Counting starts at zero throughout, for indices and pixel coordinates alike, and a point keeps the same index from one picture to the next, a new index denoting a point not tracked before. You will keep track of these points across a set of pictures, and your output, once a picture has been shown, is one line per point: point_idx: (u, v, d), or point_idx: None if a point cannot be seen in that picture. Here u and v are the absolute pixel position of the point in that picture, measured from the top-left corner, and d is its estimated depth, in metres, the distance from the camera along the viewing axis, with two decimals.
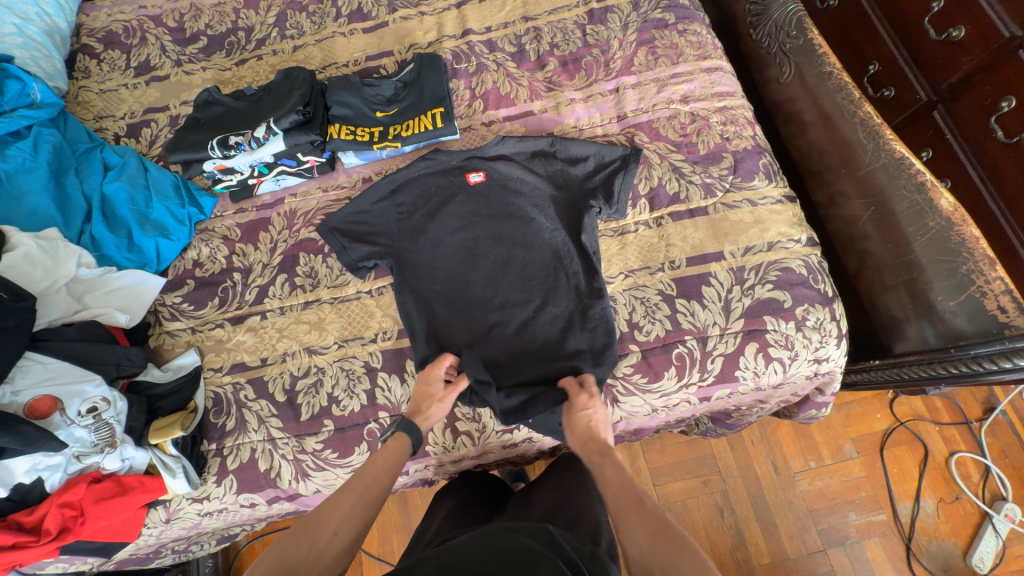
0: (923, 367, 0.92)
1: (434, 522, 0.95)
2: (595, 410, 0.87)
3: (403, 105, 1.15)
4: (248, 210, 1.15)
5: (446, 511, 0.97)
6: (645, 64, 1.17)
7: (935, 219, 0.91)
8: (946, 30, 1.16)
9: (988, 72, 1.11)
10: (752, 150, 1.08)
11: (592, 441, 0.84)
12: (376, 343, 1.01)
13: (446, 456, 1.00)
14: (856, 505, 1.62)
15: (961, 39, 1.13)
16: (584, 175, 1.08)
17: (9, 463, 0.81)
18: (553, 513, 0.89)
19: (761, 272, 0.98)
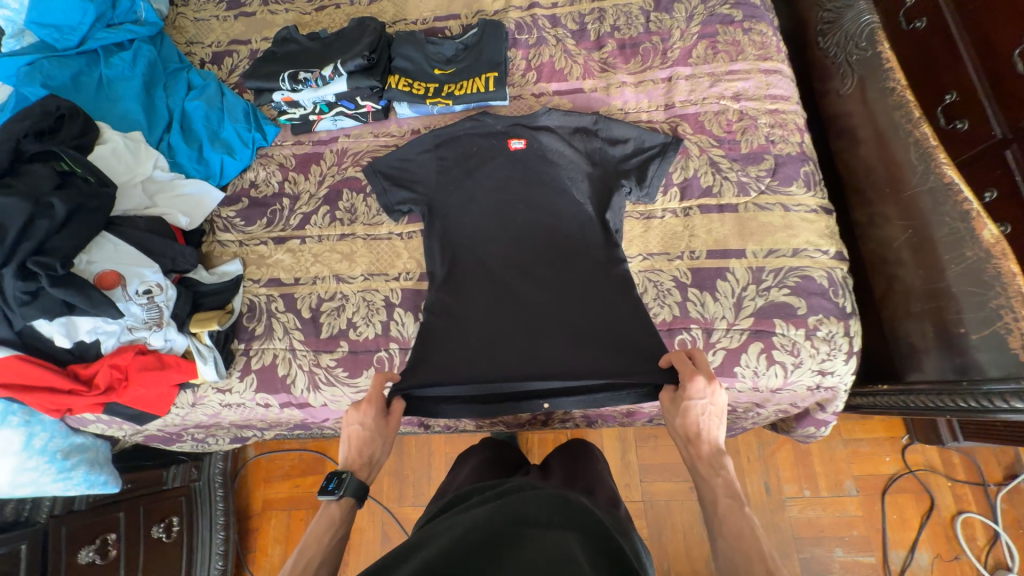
0: (931, 397, 0.91)
1: (463, 471, 1.07)
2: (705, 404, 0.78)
3: (460, 66, 1.21)
4: (305, 143, 1.24)
5: (474, 464, 1.08)
6: (702, 58, 1.17)
7: (973, 249, 0.87)
8: None
9: None
10: (796, 157, 1.07)
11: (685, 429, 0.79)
12: (398, 281, 1.09)
13: None
14: (845, 542, 1.59)
15: None
16: (620, 156, 1.10)
17: (77, 320, 0.93)
18: (574, 479, 0.98)
19: (780, 275, 0.98)
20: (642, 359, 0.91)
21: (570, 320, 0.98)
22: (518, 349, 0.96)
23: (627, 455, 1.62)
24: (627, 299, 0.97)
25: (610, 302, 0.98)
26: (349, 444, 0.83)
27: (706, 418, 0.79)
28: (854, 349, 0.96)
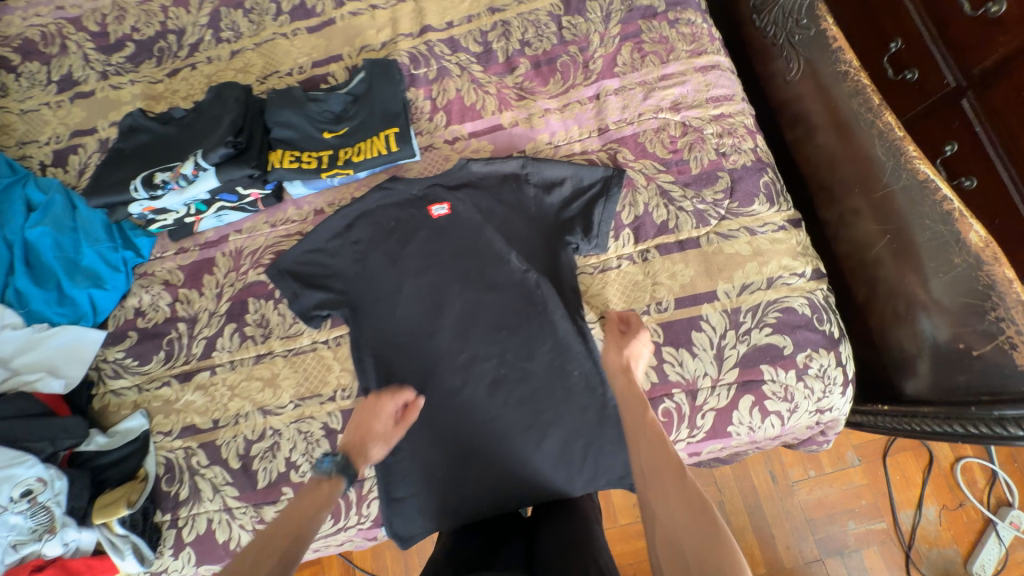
0: (935, 421, 0.81)
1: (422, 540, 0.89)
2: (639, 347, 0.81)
3: (353, 123, 1.01)
4: (190, 249, 1.03)
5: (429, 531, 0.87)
6: (630, 64, 1.02)
7: (961, 255, 0.78)
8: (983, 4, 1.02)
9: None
10: (752, 167, 0.94)
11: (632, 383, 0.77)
12: (335, 401, 0.92)
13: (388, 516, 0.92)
14: (856, 513, 1.58)
15: (1001, 16, 1.00)
16: (561, 206, 0.96)
17: None
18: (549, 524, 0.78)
19: (758, 314, 0.87)
20: (606, 458, 0.86)
21: (530, 423, 0.88)
22: (481, 465, 0.87)
23: None
24: (594, 387, 0.88)
25: (568, 393, 0.88)
26: (354, 429, 0.83)
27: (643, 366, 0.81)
28: (849, 377, 0.87)
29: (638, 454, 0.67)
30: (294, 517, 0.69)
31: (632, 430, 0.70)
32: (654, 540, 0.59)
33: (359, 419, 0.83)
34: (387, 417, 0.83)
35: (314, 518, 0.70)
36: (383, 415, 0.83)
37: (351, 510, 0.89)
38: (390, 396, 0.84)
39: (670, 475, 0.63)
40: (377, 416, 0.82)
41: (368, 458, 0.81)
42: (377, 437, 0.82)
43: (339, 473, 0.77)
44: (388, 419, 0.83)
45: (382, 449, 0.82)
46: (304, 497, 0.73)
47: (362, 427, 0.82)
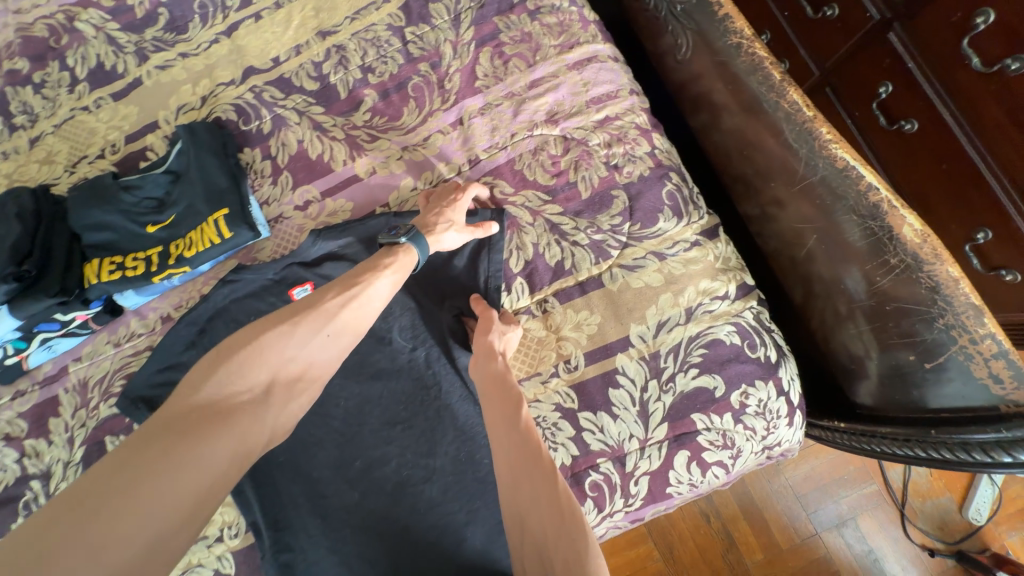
0: (894, 444, 0.71)
1: None
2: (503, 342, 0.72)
3: (178, 209, 0.84)
4: (28, 390, 0.87)
5: None
6: (492, 75, 0.85)
7: (896, 255, 0.66)
8: None
9: None
10: (652, 177, 0.80)
11: (492, 384, 0.68)
12: (224, 542, 0.79)
13: None
14: (846, 480, 1.47)
15: None
16: (443, 265, 0.82)
17: None
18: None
19: (680, 355, 0.74)
20: None
21: (445, 529, 0.75)
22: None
23: None
24: None
25: (484, 485, 0.76)
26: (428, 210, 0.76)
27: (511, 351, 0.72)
28: (794, 404, 0.76)
29: (501, 453, 0.62)
30: (355, 274, 0.66)
31: (495, 428, 0.65)
32: (521, 547, 0.56)
33: (434, 207, 0.77)
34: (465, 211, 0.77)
35: (388, 278, 0.67)
36: (461, 206, 0.76)
37: None
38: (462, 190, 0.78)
39: (530, 479, 0.58)
40: (453, 212, 0.76)
41: (438, 239, 0.73)
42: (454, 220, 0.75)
43: (413, 242, 0.70)
44: (461, 221, 0.76)
45: (456, 237, 0.75)
46: (369, 262, 0.68)
47: (444, 208, 0.75)
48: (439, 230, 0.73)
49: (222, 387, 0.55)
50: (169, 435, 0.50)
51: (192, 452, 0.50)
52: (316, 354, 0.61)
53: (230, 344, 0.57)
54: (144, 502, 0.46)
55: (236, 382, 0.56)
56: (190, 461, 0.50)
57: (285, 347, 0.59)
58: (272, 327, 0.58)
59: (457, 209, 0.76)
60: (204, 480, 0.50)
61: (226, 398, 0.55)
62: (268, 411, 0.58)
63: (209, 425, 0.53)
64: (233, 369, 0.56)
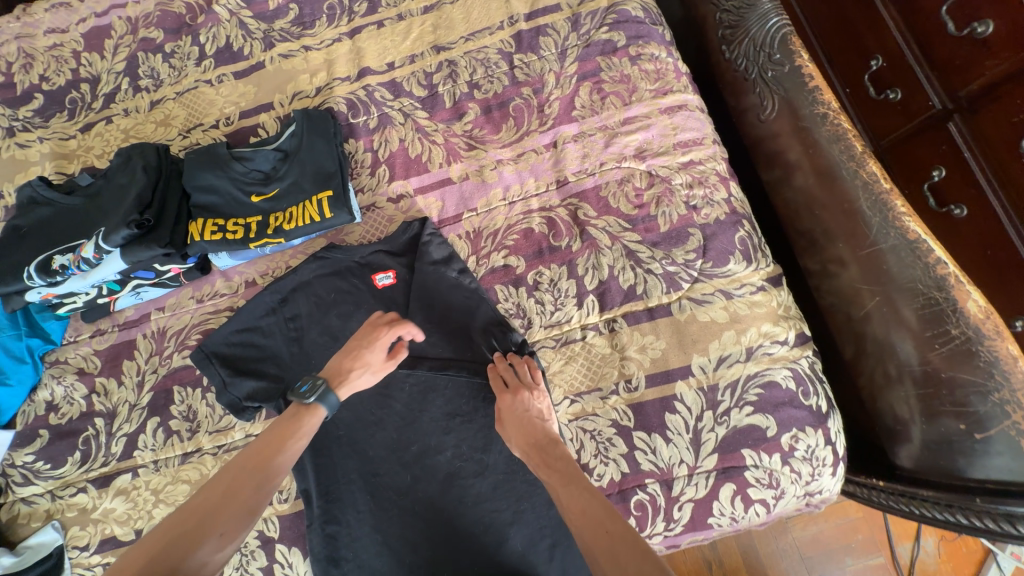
0: (935, 508, 0.74)
1: None
2: (524, 403, 0.73)
3: (283, 184, 0.90)
4: (108, 330, 0.92)
5: None
6: (589, 107, 0.92)
7: (958, 325, 0.71)
8: (967, 22, 0.93)
9: (1018, 81, 0.88)
10: (727, 221, 0.85)
11: (534, 439, 0.70)
12: (271, 505, 0.82)
13: None
14: (853, 550, 1.47)
15: (988, 37, 0.91)
16: (517, 272, 0.87)
17: None
18: None
19: (738, 391, 0.78)
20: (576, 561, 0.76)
21: (490, 524, 0.77)
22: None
23: None
24: None
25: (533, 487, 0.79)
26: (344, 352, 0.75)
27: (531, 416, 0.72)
28: (838, 455, 0.79)
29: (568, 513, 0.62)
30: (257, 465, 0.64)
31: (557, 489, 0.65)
32: None
33: (349, 349, 0.74)
34: (381, 349, 0.76)
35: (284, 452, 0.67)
36: (378, 345, 0.75)
37: None
38: (389, 326, 0.77)
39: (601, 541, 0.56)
40: (368, 354, 0.74)
41: (352, 386, 0.74)
42: (368, 360, 0.74)
43: (319, 399, 0.70)
44: (379, 360, 0.76)
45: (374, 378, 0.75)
46: (271, 434, 0.68)
47: (353, 354, 0.74)
48: (347, 377, 0.73)
49: None
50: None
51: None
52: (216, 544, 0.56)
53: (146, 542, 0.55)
54: None
55: None
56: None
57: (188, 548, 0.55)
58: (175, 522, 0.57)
59: (375, 350, 0.75)
60: None
61: None
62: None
63: None
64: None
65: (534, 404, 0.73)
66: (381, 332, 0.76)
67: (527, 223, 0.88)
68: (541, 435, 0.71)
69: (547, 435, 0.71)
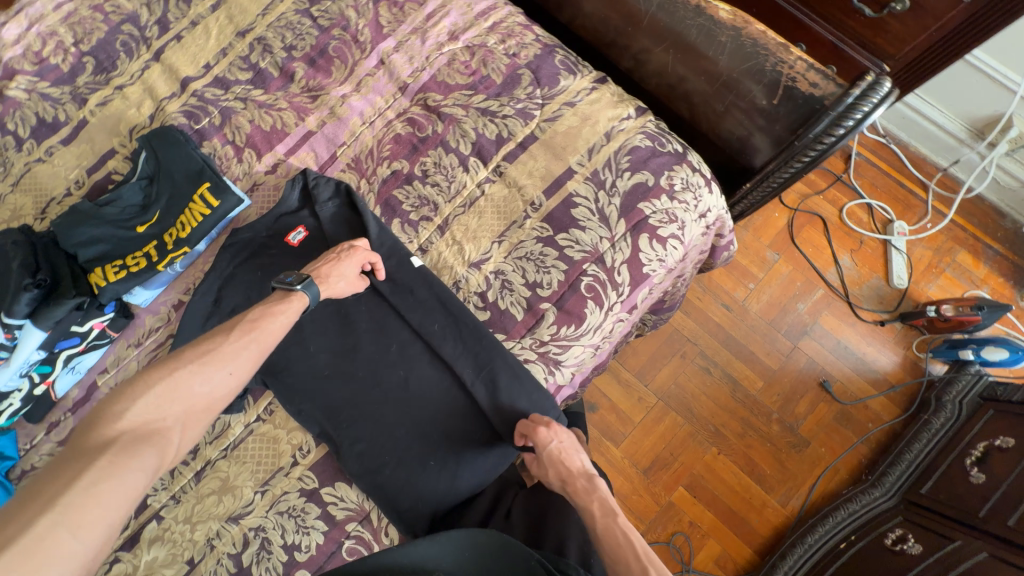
0: (783, 169, 0.93)
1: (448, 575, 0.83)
2: (559, 439, 0.81)
3: (161, 202, 0.93)
4: (61, 419, 0.90)
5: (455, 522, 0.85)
6: (394, 20, 1.03)
7: (724, 33, 0.92)
8: None
9: None
10: (543, 53, 1.00)
11: (566, 474, 0.82)
12: (300, 464, 0.87)
13: (404, 529, 0.84)
14: (799, 296, 1.73)
15: None
16: (406, 172, 0.97)
17: None
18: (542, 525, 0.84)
19: (613, 165, 0.94)
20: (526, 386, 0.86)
21: (476, 371, 0.86)
22: (466, 458, 0.84)
23: (622, 377, 1.64)
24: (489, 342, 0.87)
25: (484, 339, 0.87)
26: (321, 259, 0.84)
27: (565, 453, 0.82)
28: (707, 177, 0.97)
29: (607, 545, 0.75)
30: (247, 333, 0.70)
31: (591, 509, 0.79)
32: None
33: (329, 259, 0.84)
34: (356, 264, 0.85)
35: (277, 319, 0.74)
36: (348, 258, 0.84)
37: (375, 548, 0.84)
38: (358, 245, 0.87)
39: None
40: (343, 265, 0.84)
41: (333, 288, 0.82)
42: (343, 264, 0.83)
43: (305, 288, 0.77)
44: (355, 273, 0.85)
45: (347, 283, 0.84)
46: (246, 314, 0.72)
47: (335, 260, 0.83)
48: (328, 275, 0.81)
49: (141, 415, 0.59)
50: (89, 459, 0.53)
51: (112, 466, 0.53)
52: (221, 389, 0.66)
53: (159, 373, 0.62)
54: (44, 496, 0.49)
55: (149, 409, 0.60)
56: (116, 479, 0.53)
57: (198, 381, 0.64)
58: (183, 361, 0.64)
59: (350, 259, 0.84)
60: (119, 482, 0.53)
61: (144, 425, 0.59)
62: (185, 425, 0.63)
63: (125, 442, 0.56)
64: (150, 404, 0.60)
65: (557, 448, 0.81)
66: (353, 248, 0.85)
67: (393, 131, 0.99)
68: (575, 471, 0.82)
69: (581, 469, 0.82)
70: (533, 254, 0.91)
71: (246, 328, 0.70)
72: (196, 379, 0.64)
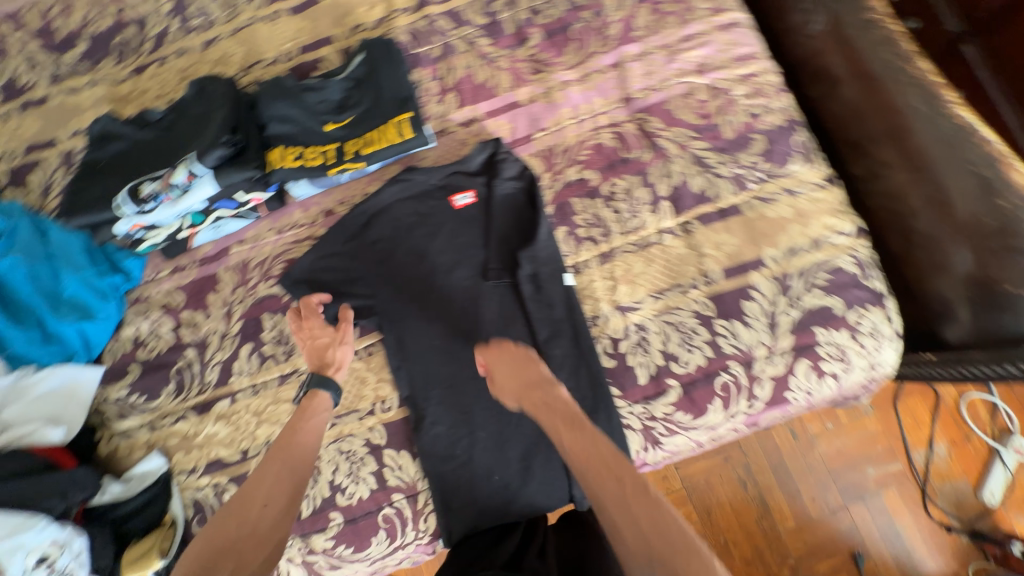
0: (985, 366, 0.82)
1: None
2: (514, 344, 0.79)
3: (358, 111, 0.92)
4: (188, 266, 0.94)
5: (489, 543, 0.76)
6: (649, 27, 0.97)
7: (1008, 199, 0.78)
8: None
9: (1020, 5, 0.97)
10: (785, 127, 0.91)
11: (523, 381, 0.75)
12: (374, 415, 0.86)
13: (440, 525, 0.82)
14: (873, 457, 1.25)
15: None
16: (593, 185, 0.91)
17: None
18: None
19: (807, 277, 0.85)
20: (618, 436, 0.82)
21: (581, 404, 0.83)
22: (535, 481, 0.81)
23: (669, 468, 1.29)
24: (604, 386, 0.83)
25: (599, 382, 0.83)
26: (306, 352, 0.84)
27: (521, 357, 0.77)
28: (898, 331, 0.86)
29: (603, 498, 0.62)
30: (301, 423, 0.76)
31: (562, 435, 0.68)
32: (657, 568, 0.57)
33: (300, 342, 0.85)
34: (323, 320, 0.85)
35: (316, 416, 0.78)
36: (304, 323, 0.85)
37: (408, 527, 0.82)
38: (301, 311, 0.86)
39: (612, 497, 0.62)
40: (317, 328, 0.85)
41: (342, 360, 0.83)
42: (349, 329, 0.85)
43: (321, 383, 0.80)
44: (321, 326, 0.85)
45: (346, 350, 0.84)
46: (291, 419, 0.76)
47: (300, 333, 0.85)
48: (339, 349, 0.83)
49: (209, 557, 0.62)
50: None
51: None
52: (279, 495, 0.69)
53: (216, 523, 0.66)
54: None
55: (219, 544, 0.64)
56: None
57: (259, 496, 0.68)
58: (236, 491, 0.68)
59: (320, 328, 0.85)
60: None
61: (209, 563, 0.62)
62: (261, 549, 0.64)
63: None
64: (219, 533, 0.64)
65: (491, 368, 0.78)
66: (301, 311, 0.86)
67: (598, 138, 0.93)
68: (533, 381, 0.75)
69: (539, 379, 0.75)
70: (685, 324, 0.84)
71: (293, 431, 0.75)
72: (259, 501, 0.67)
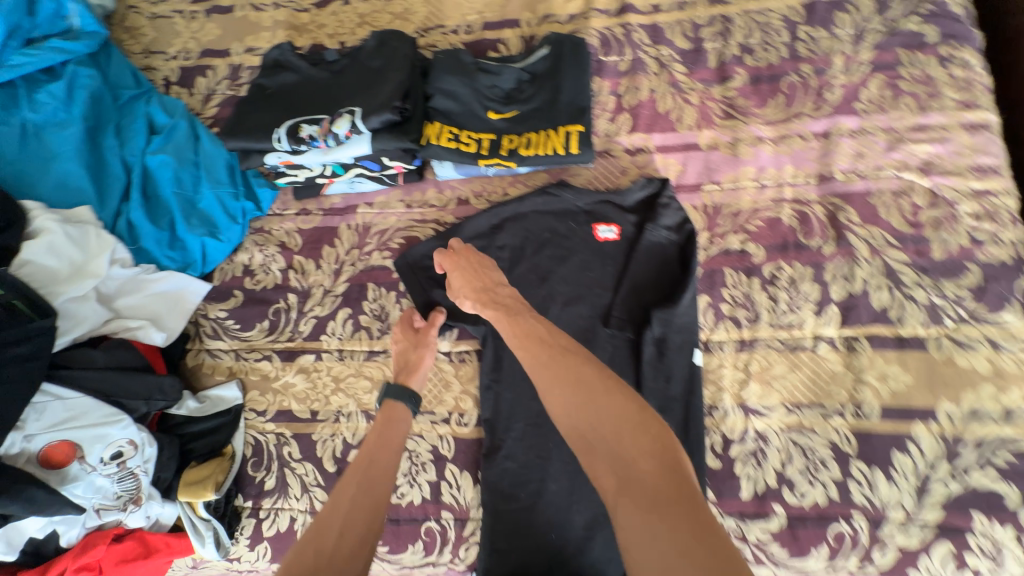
0: None
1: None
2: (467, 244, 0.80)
3: (526, 107, 0.86)
4: (313, 213, 0.94)
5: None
6: (876, 103, 0.83)
7: None
8: None
9: None
10: (1013, 266, 0.74)
11: (480, 279, 0.74)
12: (447, 425, 0.81)
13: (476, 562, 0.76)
14: None
15: None
16: (754, 261, 0.80)
17: (20, 522, 0.69)
18: None
19: (986, 450, 0.67)
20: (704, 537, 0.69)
21: None
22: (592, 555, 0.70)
23: None
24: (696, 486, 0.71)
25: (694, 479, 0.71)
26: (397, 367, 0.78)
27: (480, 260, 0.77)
28: None
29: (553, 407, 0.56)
30: (378, 442, 0.64)
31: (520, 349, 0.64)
32: (597, 457, 0.51)
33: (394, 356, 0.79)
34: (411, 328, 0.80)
35: (395, 430, 0.67)
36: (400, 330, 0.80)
37: (445, 549, 0.77)
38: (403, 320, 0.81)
39: (553, 371, 0.58)
40: (406, 338, 0.79)
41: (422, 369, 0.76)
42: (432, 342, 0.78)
43: (393, 394, 0.71)
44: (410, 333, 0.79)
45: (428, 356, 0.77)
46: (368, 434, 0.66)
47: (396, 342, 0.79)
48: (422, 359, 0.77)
49: None
50: None
51: None
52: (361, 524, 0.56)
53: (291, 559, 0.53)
54: None
55: None
56: None
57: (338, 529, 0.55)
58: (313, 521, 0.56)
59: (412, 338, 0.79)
60: None
61: None
62: None
63: None
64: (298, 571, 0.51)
65: (451, 271, 0.77)
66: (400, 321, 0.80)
67: (776, 212, 0.82)
68: (489, 283, 0.74)
69: (495, 282, 0.74)
70: (815, 452, 0.71)
71: (378, 447, 0.64)
72: (336, 528, 0.55)
